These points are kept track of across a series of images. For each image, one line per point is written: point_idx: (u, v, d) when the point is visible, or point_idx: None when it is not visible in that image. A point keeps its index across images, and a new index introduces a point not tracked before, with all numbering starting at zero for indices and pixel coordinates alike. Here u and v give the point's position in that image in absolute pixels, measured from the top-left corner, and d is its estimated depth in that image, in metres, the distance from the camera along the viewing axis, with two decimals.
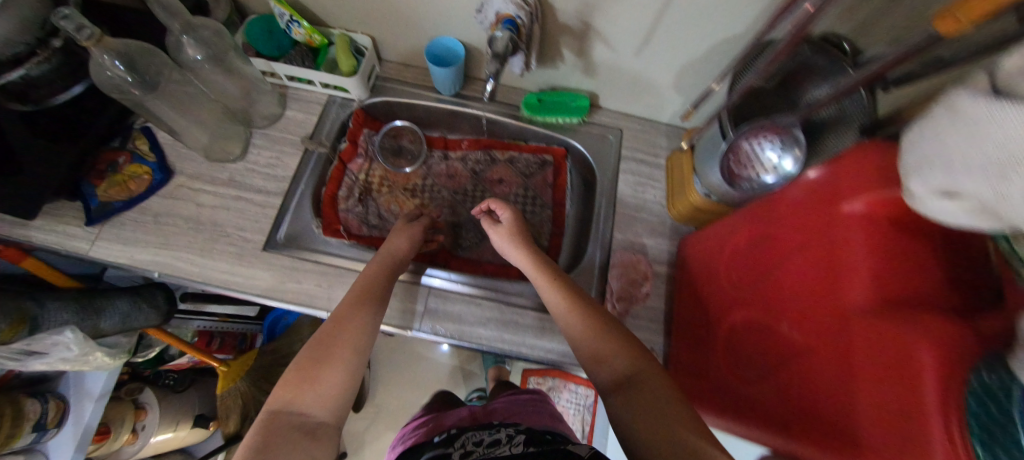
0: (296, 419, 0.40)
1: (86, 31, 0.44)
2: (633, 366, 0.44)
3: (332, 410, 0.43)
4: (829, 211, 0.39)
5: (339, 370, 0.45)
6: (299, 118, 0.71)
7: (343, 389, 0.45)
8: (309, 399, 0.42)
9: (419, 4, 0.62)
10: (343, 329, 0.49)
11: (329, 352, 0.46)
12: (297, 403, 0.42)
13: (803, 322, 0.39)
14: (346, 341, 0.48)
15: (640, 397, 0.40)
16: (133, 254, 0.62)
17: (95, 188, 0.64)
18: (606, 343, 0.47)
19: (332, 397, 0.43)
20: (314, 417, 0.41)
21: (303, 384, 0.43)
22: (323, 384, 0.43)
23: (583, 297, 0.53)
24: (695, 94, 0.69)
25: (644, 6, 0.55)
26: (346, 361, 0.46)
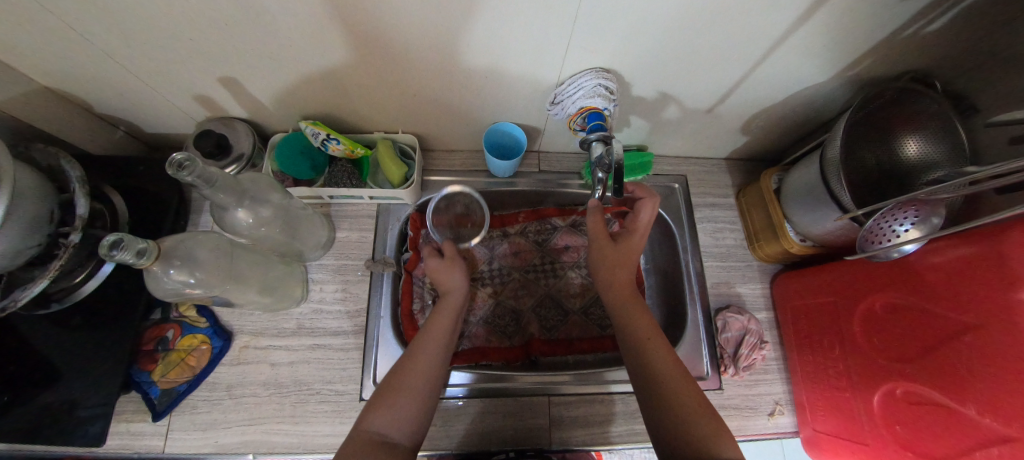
0: (376, 439, 0.41)
1: (145, 251, 0.38)
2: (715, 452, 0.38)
3: (407, 432, 0.43)
4: (1002, 295, 0.38)
5: (412, 399, 0.45)
6: (354, 238, 0.66)
7: (415, 414, 0.44)
8: (386, 419, 0.43)
9: (475, 97, 0.57)
10: (412, 359, 0.48)
11: (403, 377, 0.46)
12: (379, 424, 0.42)
13: (996, 411, 0.38)
14: (417, 370, 0.47)
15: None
16: (217, 439, 0.55)
17: (150, 374, 0.56)
18: (691, 424, 0.41)
19: (407, 420, 0.44)
20: (392, 439, 0.42)
21: (382, 402, 0.44)
22: (398, 407, 0.44)
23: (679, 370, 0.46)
24: (764, 132, 0.67)
25: (727, 72, 0.52)
26: (415, 396, 0.45)
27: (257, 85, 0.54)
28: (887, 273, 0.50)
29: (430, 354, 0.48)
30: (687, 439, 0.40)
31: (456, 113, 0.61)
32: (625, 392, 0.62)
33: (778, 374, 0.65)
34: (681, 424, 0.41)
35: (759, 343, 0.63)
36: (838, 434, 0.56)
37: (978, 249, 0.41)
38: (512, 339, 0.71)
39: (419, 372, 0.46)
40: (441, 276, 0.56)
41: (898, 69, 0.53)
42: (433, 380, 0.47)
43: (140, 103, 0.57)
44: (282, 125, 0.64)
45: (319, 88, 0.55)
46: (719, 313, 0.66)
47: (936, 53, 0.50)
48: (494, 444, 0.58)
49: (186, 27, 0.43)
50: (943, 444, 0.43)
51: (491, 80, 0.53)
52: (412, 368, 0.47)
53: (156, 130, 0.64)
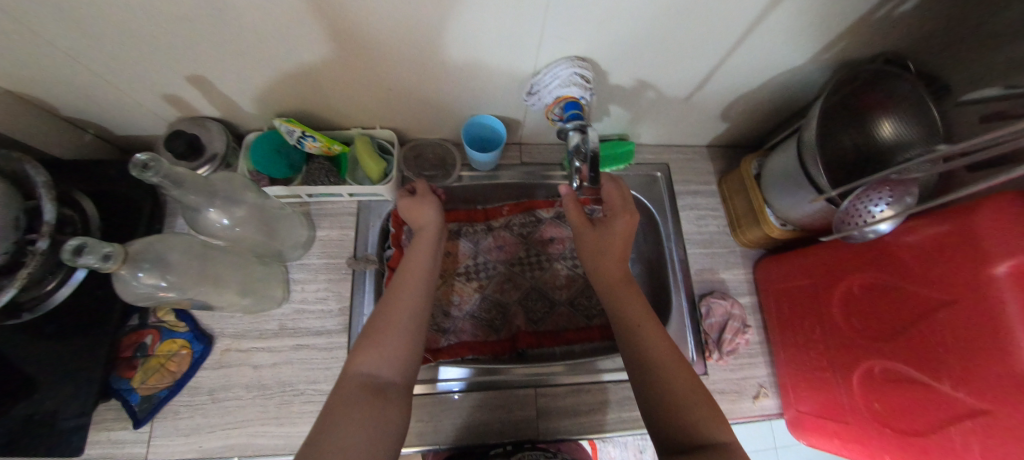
0: (368, 379, 0.42)
1: (112, 254, 0.37)
2: (712, 436, 0.39)
3: (398, 368, 0.44)
4: (974, 271, 0.39)
5: (399, 337, 0.46)
6: (335, 237, 0.65)
7: (405, 350, 0.46)
8: (375, 359, 0.44)
9: (451, 90, 0.56)
10: (391, 301, 0.49)
11: (390, 317, 0.47)
12: (368, 365, 0.43)
13: (971, 385, 0.39)
14: (399, 309, 0.48)
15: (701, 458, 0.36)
16: (201, 444, 0.55)
17: (130, 381, 0.55)
18: (688, 410, 0.41)
19: (398, 359, 0.45)
20: (383, 377, 0.43)
21: (367, 343, 0.45)
22: (385, 347, 0.45)
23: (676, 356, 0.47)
24: (743, 118, 0.67)
25: (703, 58, 0.52)
26: (401, 334, 0.46)
27: (226, 83, 0.53)
28: (861, 254, 0.51)
29: (410, 293, 0.50)
30: (683, 424, 0.41)
31: (434, 106, 0.60)
32: (613, 381, 0.62)
33: (762, 358, 0.66)
34: (675, 409, 0.42)
35: (742, 328, 0.63)
36: (818, 415, 0.57)
37: (951, 228, 0.41)
38: (498, 331, 0.71)
39: (399, 315, 0.48)
40: (415, 223, 0.59)
41: (873, 51, 0.54)
42: (417, 317, 0.49)
43: (106, 105, 0.56)
44: (256, 123, 0.63)
45: (291, 85, 0.54)
46: (703, 299, 0.66)
47: (907, 35, 0.50)
48: (481, 438, 0.58)
49: (146, 24, 0.41)
50: (919, 418, 0.44)
51: (467, 71, 0.52)
52: (392, 309, 0.48)
53: (126, 132, 0.63)
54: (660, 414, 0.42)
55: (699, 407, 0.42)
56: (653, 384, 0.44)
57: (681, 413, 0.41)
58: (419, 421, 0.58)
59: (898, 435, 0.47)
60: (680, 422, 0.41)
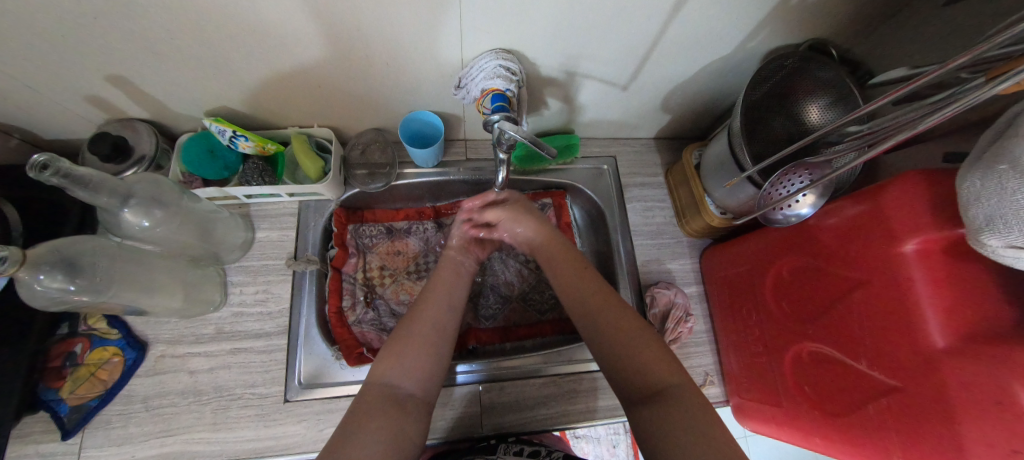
0: (388, 391, 0.44)
1: (5, 258, 0.36)
2: (666, 380, 0.43)
3: (419, 382, 0.47)
4: (883, 249, 0.40)
5: (423, 348, 0.48)
6: (275, 238, 0.64)
7: (426, 364, 0.48)
8: (398, 372, 0.46)
9: (383, 85, 0.55)
10: (418, 315, 0.51)
11: (410, 329, 0.50)
12: (391, 377, 0.46)
13: (881, 361, 0.40)
14: (425, 320, 0.51)
15: (667, 416, 0.40)
16: (133, 454, 0.53)
17: (59, 391, 0.54)
18: (641, 351, 0.46)
19: (417, 373, 0.47)
20: (404, 389, 0.45)
21: (391, 356, 0.47)
22: (408, 361, 0.47)
23: (624, 306, 0.50)
24: (683, 109, 0.68)
25: (632, 48, 0.52)
26: (423, 348, 0.49)
27: (149, 83, 0.52)
28: (788, 240, 0.52)
29: (436, 308, 0.53)
30: (633, 357, 0.45)
31: (373, 104, 0.60)
32: (560, 373, 0.62)
33: (707, 346, 0.67)
34: (626, 353, 0.46)
35: (684, 316, 0.63)
36: (754, 399, 0.58)
37: (864, 207, 0.42)
38: None
39: (427, 330, 0.50)
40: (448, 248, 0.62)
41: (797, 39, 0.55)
42: (440, 330, 0.51)
43: (25, 108, 0.54)
44: (189, 124, 0.62)
45: (217, 86, 0.53)
46: (649, 289, 0.66)
47: (826, 22, 0.52)
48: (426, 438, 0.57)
49: (46, 24, 0.40)
50: (841, 398, 0.45)
51: (397, 68, 0.52)
52: (418, 323, 0.50)
53: (54, 136, 0.61)
54: (617, 359, 0.46)
55: (647, 352, 0.45)
56: (601, 333, 0.49)
57: (623, 348, 0.47)
58: None
59: (817, 414, 0.48)
60: (642, 371, 0.44)
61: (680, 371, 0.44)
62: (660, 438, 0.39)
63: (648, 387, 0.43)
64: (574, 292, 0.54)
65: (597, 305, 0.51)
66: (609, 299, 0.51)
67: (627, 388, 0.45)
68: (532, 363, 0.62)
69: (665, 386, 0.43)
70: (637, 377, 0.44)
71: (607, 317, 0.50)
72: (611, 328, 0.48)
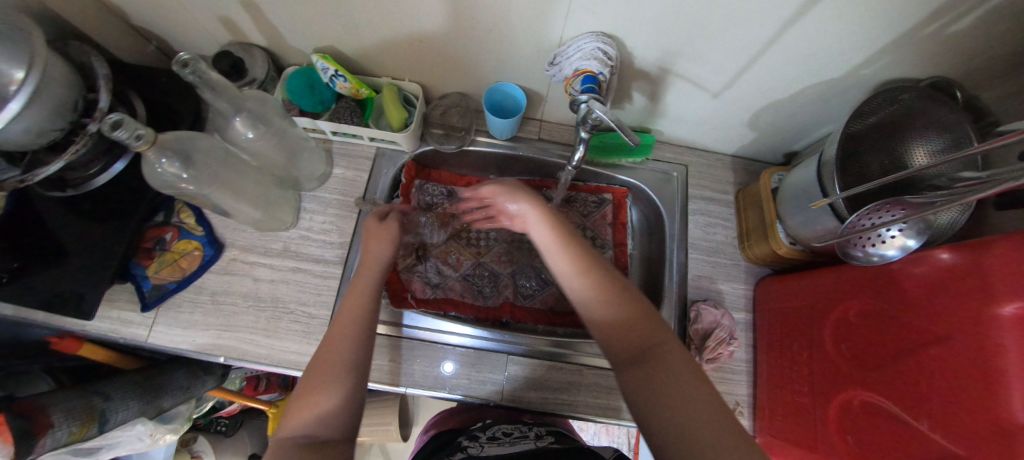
0: (301, 444, 0.37)
1: (140, 136, 0.41)
2: (652, 340, 0.42)
3: (338, 422, 0.39)
4: (976, 306, 0.37)
5: (333, 388, 0.41)
6: (349, 176, 0.68)
7: (343, 402, 0.41)
8: (310, 418, 0.39)
9: (479, 51, 0.57)
10: (325, 351, 0.43)
11: (317, 368, 0.42)
12: (304, 427, 0.38)
13: (947, 426, 0.37)
14: (336, 348, 0.44)
15: (662, 383, 0.38)
16: (195, 338, 0.59)
17: (146, 269, 0.61)
18: (625, 311, 0.44)
19: (337, 413, 0.40)
20: (321, 437, 0.38)
21: (300, 403, 0.39)
22: (319, 402, 0.40)
23: (604, 269, 0.48)
24: (771, 129, 0.65)
25: (736, 53, 0.51)
26: (336, 384, 0.41)
27: (276, 14, 0.57)
28: (864, 281, 0.49)
29: (347, 334, 0.45)
30: (627, 332, 0.43)
31: (466, 69, 0.62)
32: (587, 365, 0.62)
33: (744, 376, 0.64)
34: (619, 322, 0.44)
35: (727, 339, 0.61)
36: (788, 440, 0.56)
37: (962, 260, 0.39)
38: (487, 298, 0.72)
39: (332, 370, 0.42)
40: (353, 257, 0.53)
41: (921, 75, 0.51)
42: (356, 360, 0.44)
43: (171, 19, 0.61)
44: (298, 58, 0.67)
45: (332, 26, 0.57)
46: (695, 304, 0.65)
47: (961, 60, 0.48)
48: (447, 392, 0.59)
49: None
50: (887, 455, 0.42)
51: (498, 35, 0.53)
52: (319, 367, 0.42)
53: (184, 48, 0.69)
54: (607, 328, 0.44)
55: (628, 317, 0.44)
56: (596, 308, 0.46)
57: (620, 320, 0.44)
58: (393, 362, 0.60)
59: None
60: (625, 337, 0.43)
61: (666, 332, 0.42)
62: (650, 406, 0.37)
63: (635, 350, 0.42)
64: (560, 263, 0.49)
65: (578, 269, 0.47)
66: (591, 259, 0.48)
67: (620, 353, 0.43)
68: (547, 347, 0.63)
69: (650, 346, 0.41)
70: (621, 340, 0.43)
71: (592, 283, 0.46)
72: (600, 300, 0.45)
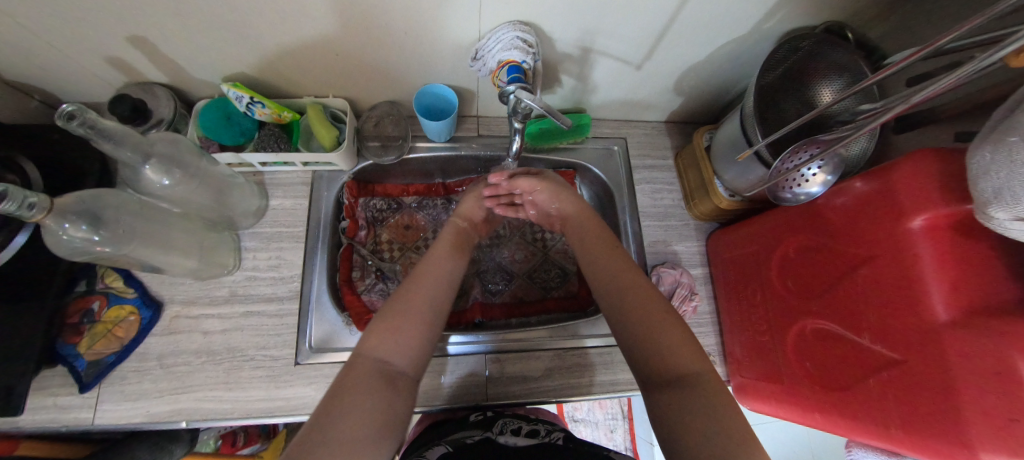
0: (380, 366, 0.43)
1: (36, 203, 0.37)
2: (688, 365, 0.42)
3: (412, 359, 0.46)
4: (890, 225, 0.40)
5: (416, 324, 0.47)
6: (288, 206, 0.65)
7: (418, 342, 0.47)
8: (389, 348, 0.45)
9: (402, 56, 0.56)
10: (412, 291, 0.50)
11: (407, 300, 0.49)
12: (383, 353, 0.44)
13: (883, 336, 0.41)
14: (425, 290, 0.50)
15: (693, 406, 0.38)
16: (148, 409, 0.55)
17: (75, 346, 0.55)
18: (662, 334, 0.45)
19: (411, 349, 0.46)
20: (396, 366, 0.44)
21: (383, 330, 0.46)
22: (401, 336, 0.46)
23: (643, 292, 0.48)
24: (696, 91, 0.68)
25: (650, 24, 0.52)
26: (417, 325, 0.47)
27: (171, 48, 0.52)
28: (796, 219, 0.52)
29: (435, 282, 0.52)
30: (662, 357, 0.43)
31: (390, 76, 0.60)
32: (563, 348, 0.63)
33: (710, 327, 0.68)
34: (650, 337, 0.44)
35: (689, 295, 0.64)
36: (755, 379, 0.60)
37: (872, 186, 0.42)
38: (457, 303, 0.71)
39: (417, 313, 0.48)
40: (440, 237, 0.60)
41: (815, 21, 0.55)
42: (437, 305, 0.50)
43: (48, 68, 0.55)
44: (207, 90, 0.62)
45: (237, 53, 0.54)
46: (655, 269, 0.67)
47: (844, 4, 0.52)
48: (428, 404, 0.58)
49: None
50: (839, 373, 0.46)
51: (417, 38, 0.52)
52: (409, 303, 0.48)
53: (71, 98, 0.62)
54: (637, 349, 0.45)
55: (670, 336, 0.44)
56: (625, 320, 0.47)
57: (654, 337, 0.44)
58: None
59: (815, 387, 0.49)
60: (662, 359, 0.43)
61: (703, 357, 0.43)
62: (678, 436, 0.38)
63: (668, 373, 0.42)
64: (595, 265, 0.54)
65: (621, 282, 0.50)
66: (635, 280, 0.50)
67: (648, 376, 0.43)
68: (545, 336, 0.64)
69: (688, 370, 0.41)
70: (654, 363, 0.43)
71: (633, 300, 0.48)
72: (629, 307, 0.47)
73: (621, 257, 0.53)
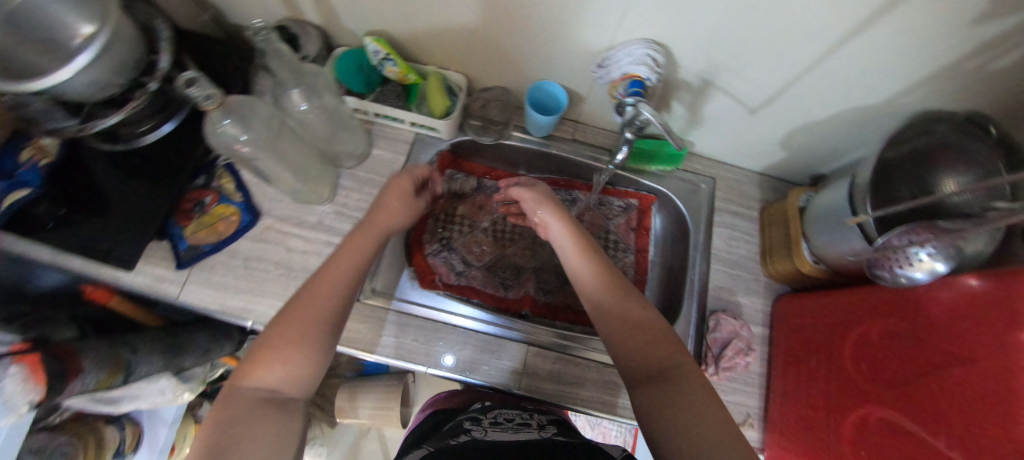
0: (264, 396, 0.42)
1: (209, 97, 0.43)
2: (669, 359, 0.43)
3: (301, 381, 0.44)
4: (1003, 330, 0.37)
5: (313, 334, 0.45)
6: (387, 158, 0.70)
7: (314, 359, 0.45)
8: (274, 374, 0.43)
9: (530, 48, 0.59)
10: (314, 289, 0.47)
11: (308, 299, 0.46)
12: (265, 380, 0.42)
13: (955, 442, 0.38)
14: (330, 282, 0.48)
15: (676, 400, 0.40)
16: (226, 301, 0.60)
17: (182, 229, 0.62)
18: (642, 331, 0.46)
19: (304, 365, 0.44)
20: (284, 391, 0.43)
21: (266, 356, 0.43)
22: (288, 356, 0.43)
23: (622, 287, 0.49)
24: (801, 150, 0.67)
25: (780, 72, 0.53)
26: (311, 334, 0.45)
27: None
28: (892, 300, 0.49)
29: (337, 277, 0.49)
30: (641, 347, 0.45)
31: (512, 64, 0.64)
32: (604, 363, 0.63)
33: (757, 389, 0.65)
34: (632, 330, 0.46)
35: (745, 349, 0.62)
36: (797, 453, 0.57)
37: (992, 284, 0.39)
38: (508, 290, 0.73)
39: (307, 344, 0.44)
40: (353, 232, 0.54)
41: (957, 108, 0.52)
42: (335, 306, 0.47)
43: None
44: (349, 40, 0.69)
45: (389, 13, 0.59)
46: (714, 313, 0.66)
47: (997, 98, 0.49)
48: (465, 376, 0.60)
49: None
50: None
51: (551, 36, 0.56)
52: (303, 310, 0.45)
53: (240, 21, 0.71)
54: (617, 341, 0.46)
55: (646, 334, 0.45)
56: (608, 316, 0.48)
57: (636, 333, 0.46)
58: (416, 341, 0.61)
59: None
60: (642, 353, 0.44)
61: (680, 350, 0.44)
62: (659, 424, 0.39)
63: (649, 368, 0.44)
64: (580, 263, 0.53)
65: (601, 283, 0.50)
66: (611, 279, 0.50)
67: (633, 371, 0.44)
68: (558, 339, 0.64)
69: (669, 364, 0.43)
70: (638, 356, 0.45)
71: (613, 294, 0.49)
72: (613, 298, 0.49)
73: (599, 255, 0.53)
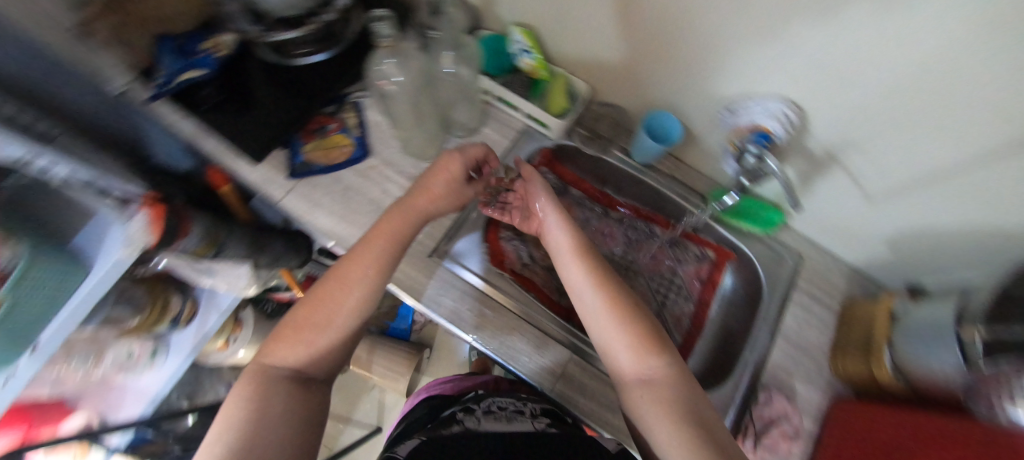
0: (290, 375, 0.48)
1: (388, 37, 0.51)
2: (659, 362, 0.49)
3: (323, 367, 0.52)
4: None
5: (333, 327, 0.51)
6: (494, 139, 0.73)
7: (333, 347, 0.52)
8: (297, 357, 0.49)
9: (666, 77, 0.62)
10: (335, 278, 0.52)
11: (321, 294, 0.51)
12: (290, 361, 0.49)
13: None
14: (352, 271, 0.52)
15: (663, 404, 0.45)
16: (319, 218, 0.66)
17: (302, 146, 0.69)
18: (632, 330, 0.51)
19: (326, 352, 0.51)
20: (308, 373, 0.50)
21: (292, 341, 0.49)
22: (313, 344, 0.50)
23: (615, 289, 0.53)
24: (908, 255, 0.64)
25: (917, 168, 0.51)
26: (332, 330, 0.51)
27: None
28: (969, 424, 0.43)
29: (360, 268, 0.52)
30: (632, 346, 0.50)
31: (641, 87, 0.67)
32: None
33: None
34: (626, 329, 0.51)
35: (792, 435, 0.59)
36: None
37: None
38: (562, 296, 0.74)
39: (332, 330, 0.51)
40: (375, 223, 0.55)
41: None
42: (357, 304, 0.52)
43: None
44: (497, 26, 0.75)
45: (547, 11, 0.65)
46: (766, 389, 0.63)
47: None
48: (501, 360, 0.61)
49: None
50: None
51: (692, 70, 0.58)
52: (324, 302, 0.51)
53: None
54: (607, 340, 0.52)
55: (633, 335, 0.50)
56: (602, 318, 0.52)
57: (629, 334, 0.50)
58: (471, 311, 0.63)
59: None
60: (634, 352, 0.50)
61: (669, 351, 0.50)
62: (649, 421, 0.45)
63: (640, 369, 0.49)
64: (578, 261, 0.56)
65: (596, 283, 0.53)
66: (605, 279, 0.53)
67: (625, 373, 0.50)
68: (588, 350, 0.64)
69: (656, 365, 0.49)
70: (633, 358, 0.50)
71: (605, 292, 0.52)
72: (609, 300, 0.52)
73: (595, 257, 0.56)
